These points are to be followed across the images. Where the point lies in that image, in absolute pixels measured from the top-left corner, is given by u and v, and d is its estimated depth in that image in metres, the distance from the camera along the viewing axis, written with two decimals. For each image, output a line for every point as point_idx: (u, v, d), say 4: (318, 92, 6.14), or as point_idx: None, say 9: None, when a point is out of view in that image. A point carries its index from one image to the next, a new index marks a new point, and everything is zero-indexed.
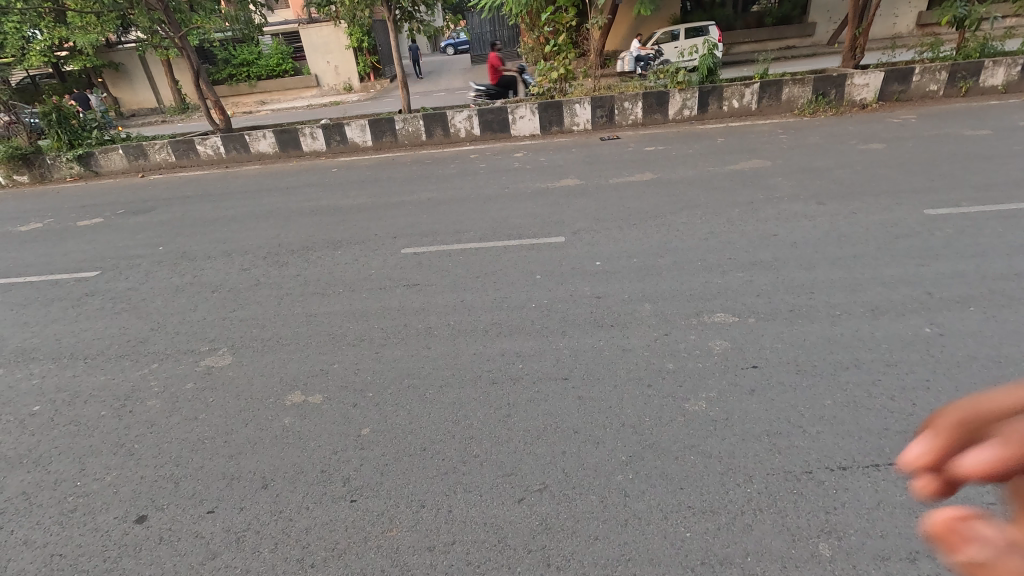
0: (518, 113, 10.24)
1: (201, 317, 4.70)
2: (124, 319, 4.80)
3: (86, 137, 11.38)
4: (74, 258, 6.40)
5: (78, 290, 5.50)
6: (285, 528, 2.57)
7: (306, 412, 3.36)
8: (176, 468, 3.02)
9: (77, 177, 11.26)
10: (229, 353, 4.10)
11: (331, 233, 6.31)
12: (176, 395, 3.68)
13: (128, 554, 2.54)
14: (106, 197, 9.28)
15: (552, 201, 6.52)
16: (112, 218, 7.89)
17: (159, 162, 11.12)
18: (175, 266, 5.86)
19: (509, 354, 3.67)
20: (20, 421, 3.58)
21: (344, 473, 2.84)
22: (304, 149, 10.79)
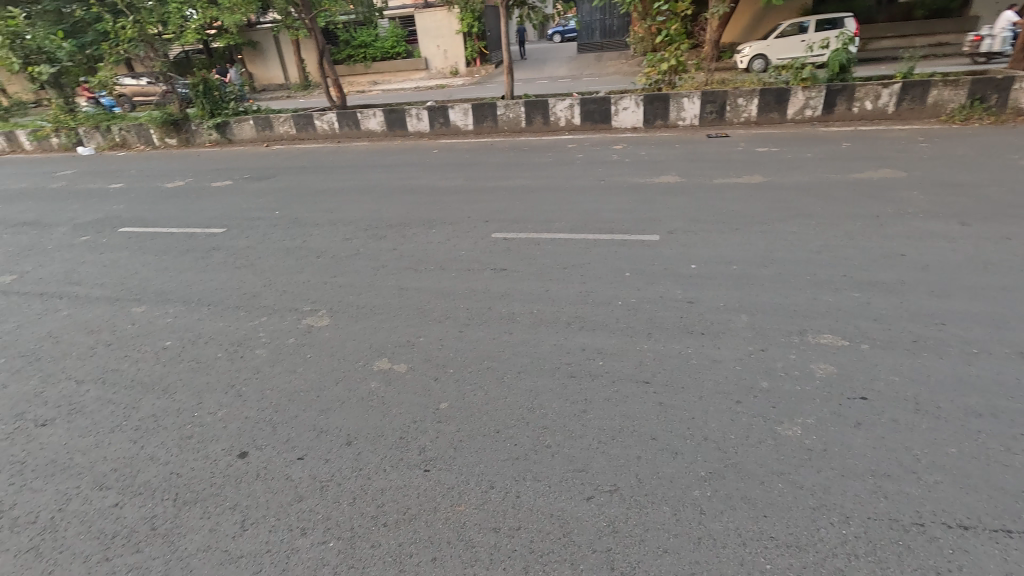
0: (622, 104, 9.94)
1: (306, 279, 5.10)
2: (243, 273, 5.34)
3: (225, 107, 12.71)
4: (206, 215, 7.22)
5: (207, 243, 6.21)
6: (363, 486, 2.73)
7: (390, 379, 3.54)
8: (275, 414, 3.32)
9: (215, 142, 12.66)
10: (327, 315, 4.42)
11: (426, 212, 6.56)
12: (279, 347, 4.03)
13: (230, 483, 2.84)
14: (236, 162, 10.35)
15: (648, 198, 6.29)
16: (240, 182, 8.79)
17: (282, 134, 12.15)
18: (288, 230, 6.41)
19: (589, 349, 3.61)
20: (155, 352, 4.12)
21: (421, 442, 2.96)
22: (409, 129, 11.25)
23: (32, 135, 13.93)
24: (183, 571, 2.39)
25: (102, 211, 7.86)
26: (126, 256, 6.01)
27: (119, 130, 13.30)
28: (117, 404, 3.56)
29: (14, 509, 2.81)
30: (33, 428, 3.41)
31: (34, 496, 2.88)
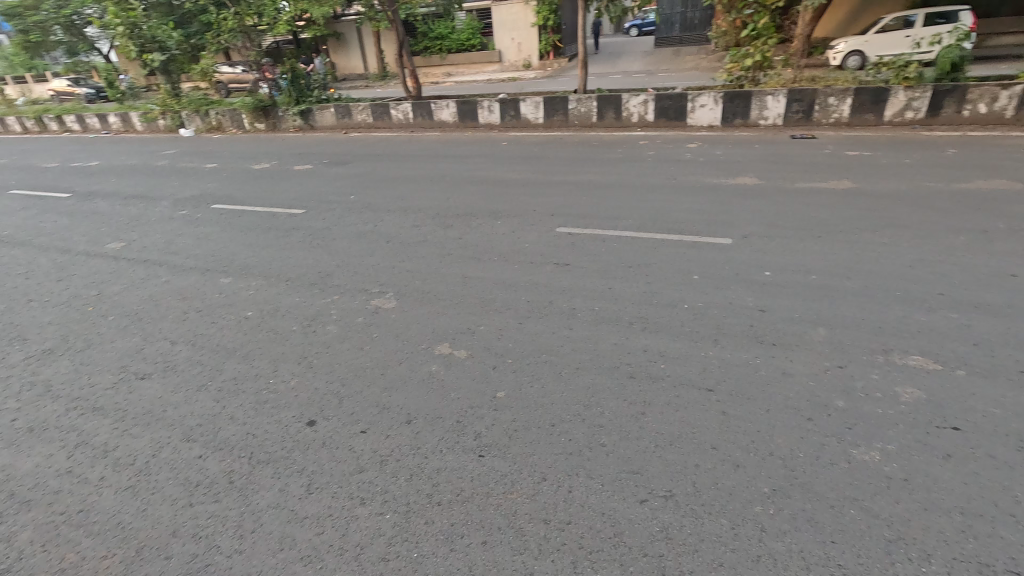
0: (699, 101, 9.58)
1: (376, 261, 5.31)
2: (319, 253, 5.65)
3: (310, 95, 13.42)
4: (288, 196, 7.68)
5: (288, 223, 6.61)
6: (420, 464, 2.83)
7: (450, 364, 3.63)
8: (341, 387, 3.50)
9: (298, 128, 13.42)
10: (393, 298, 4.59)
11: (493, 203, 6.63)
12: (348, 325, 4.24)
13: (299, 447, 3.03)
14: (317, 147, 10.92)
15: (723, 199, 6.04)
16: (320, 166, 9.27)
17: (360, 122, 12.68)
18: (361, 214, 6.70)
19: (651, 351, 3.53)
20: (239, 321, 4.45)
21: (477, 428, 3.03)
22: (480, 121, 11.41)
23: (142, 117, 15.36)
24: (255, 524, 2.58)
25: (198, 188, 8.56)
26: (217, 231, 6.52)
27: (216, 114, 14.39)
28: (204, 366, 3.88)
29: (115, 451, 3.14)
30: (133, 380, 3.79)
31: (133, 441, 3.21)
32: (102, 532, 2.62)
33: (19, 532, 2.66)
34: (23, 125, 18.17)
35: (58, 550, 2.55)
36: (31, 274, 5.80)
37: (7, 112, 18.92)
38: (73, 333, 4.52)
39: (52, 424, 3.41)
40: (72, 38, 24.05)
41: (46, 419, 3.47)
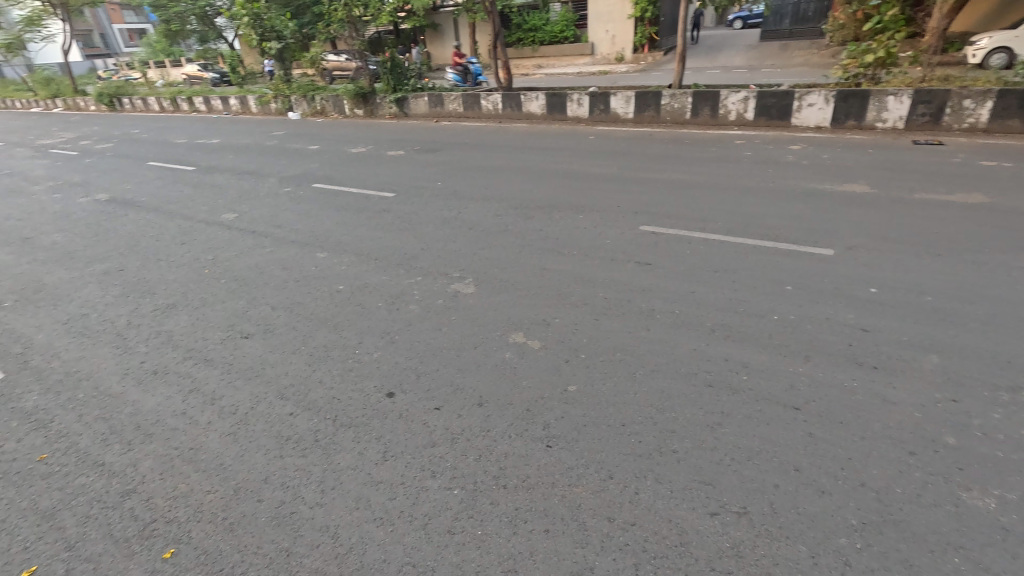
0: (807, 100, 8.89)
1: (458, 247, 5.48)
2: (405, 235, 5.91)
3: (406, 84, 14.00)
4: (380, 180, 8.10)
5: (379, 205, 6.96)
6: (488, 446, 2.91)
7: (524, 353, 3.68)
8: (419, 364, 3.66)
9: (393, 115, 14.06)
10: (473, 284, 4.71)
11: (576, 197, 6.59)
12: (429, 306, 4.41)
13: (378, 416, 3.22)
14: (410, 134, 11.38)
15: (826, 207, 5.59)
16: (411, 153, 9.67)
17: (451, 111, 13.04)
18: (447, 200, 6.92)
19: (733, 361, 3.37)
20: (330, 293, 4.78)
21: (546, 419, 3.05)
22: (568, 113, 11.34)
23: (258, 100, 16.78)
24: (335, 481, 2.78)
25: (302, 168, 9.24)
26: (317, 209, 7.01)
27: (321, 100, 15.41)
28: (299, 331, 4.22)
29: (222, 399, 3.51)
30: (239, 338, 4.20)
31: (236, 393, 3.56)
32: (208, 468, 2.95)
33: (142, 459, 3.05)
34: (160, 104, 20.48)
35: (172, 479, 2.90)
36: (162, 237, 6.56)
37: (149, 93, 21.42)
38: (192, 291, 5.08)
39: (172, 370, 3.87)
40: (204, 27, 26.70)
41: (168, 364, 3.94)
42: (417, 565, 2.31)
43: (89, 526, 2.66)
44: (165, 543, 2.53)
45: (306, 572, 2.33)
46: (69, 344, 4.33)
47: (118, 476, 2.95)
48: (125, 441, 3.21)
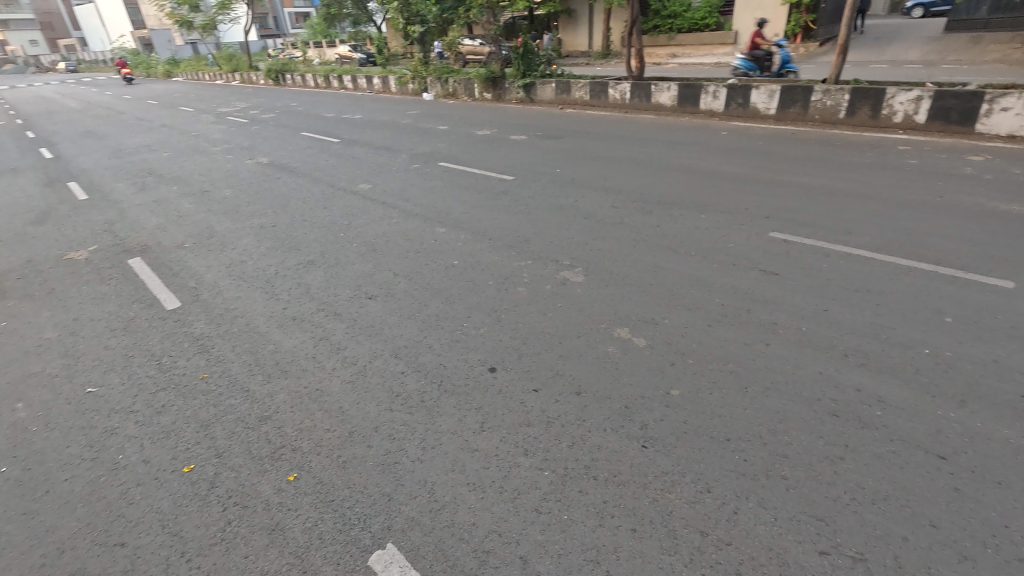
0: (1001, 103, 7.52)
1: (570, 235, 5.48)
2: (520, 218, 6.03)
3: (535, 70, 14.14)
4: (502, 163, 8.32)
5: (498, 187, 7.17)
6: (581, 436, 2.92)
7: (628, 349, 3.60)
8: (522, 345, 3.74)
9: (519, 100, 14.31)
10: (582, 273, 4.69)
11: (700, 195, 6.25)
12: (537, 290, 4.48)
13: (479, 389, 3.36)
14: (533, 120, 11.52)
15: (1010, 231, 4.72)
16: (533, 138, 9.80)
17: (576, 99, 12.97)
18: (564, 188, 6.93)
19: (866, 392, 3.01)
20: (445, 267, 5.04)
21: (644, 419, 2.98)
22: (700, 106, 10.72)
23: (398, 81, 17.99)
24: (434, 442, 2.97)
25: (431, 146, 9.78)
26: (441, 186, 7.40)
27: (453, 82, 16.11)
28: (415, 299, 4.51)
29: (345, 351, 3.88)
30: (364, 298, 4.61)
31: (357, 347, 3.92)
32: (329, 409, 3.30)
33: (278, 392, 3.50)
34: (315, 81, 22.77)
35: (299, 414, 3.29)
36: (308, 200, 7.36)
37: (308, 70, 23.91)
38: (328, 251, 5.65)
39: (307, 318, 4.36)
40: (358, 11, 29.07)
41: (304, 314, 4.44)
42: (502, 535, 2.41)
43: (234, 440, 3.11)
44: (290, 467, 2.89)
45: (403, 519, 2.53)
46: (230, 284, 5.05)
47: (258, 403, 3.41)
48: (266, 374, 3.69)
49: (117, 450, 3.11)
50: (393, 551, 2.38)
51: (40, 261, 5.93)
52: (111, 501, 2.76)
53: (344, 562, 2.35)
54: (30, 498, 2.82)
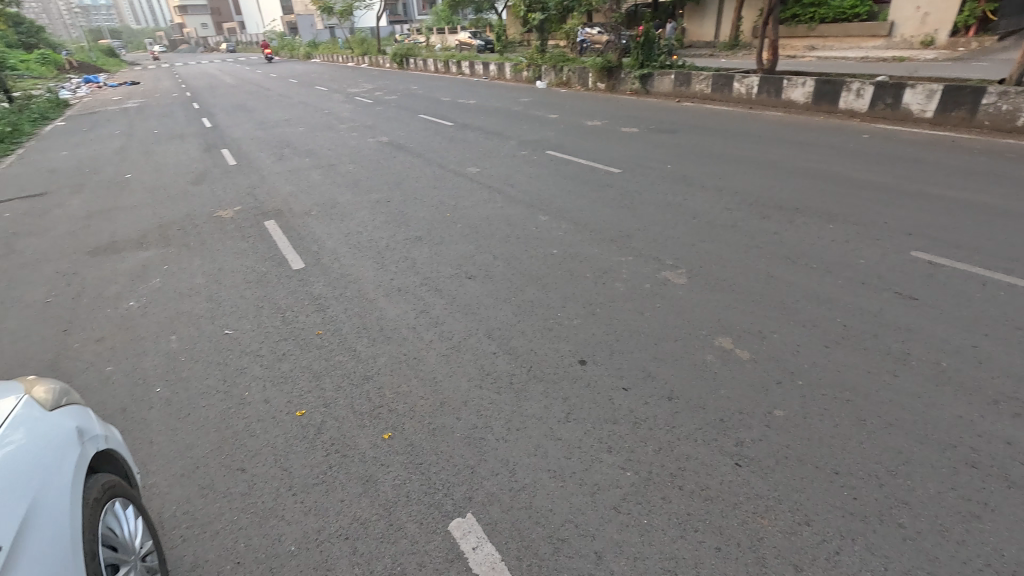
0: None
1: (676, 234, 5.25)
2: (624, 213, 5.89)
3: (654, 60, 13.64)
4: (610, 155, 8.15)
5: (604, 179, 7.04)
6: (669, 441, 2.82)
7: (729, 360, 3.40)
8: (615, 342, 3.68)
9: (634, 91, 13.91)
10: (685, 275, 4.49)
11: (829, 203, 5.68)
12: (636, 287, 4.36)
13: (567, 379, 3.36)
14: (647, 112, 11.13)
15: None
16: (645, 131, 9.48)
17: (696, 92, 12.33)
18: (674, 185, 6.64)
19: (1017, 447, 2.59)
20: (544, 255, 5.07)
21: (741, 435, 2.81)
22: (838, 105, 9.71)
23: (513, 68, 18.25)
24: (520, 424, 3.03)
25: (540, 134, 9.83)
26: (546, 174, 7.43)
27: (568, 71, 16.01)
28: (512, 283, 4.60)
29: (442, 325, 4.07)
30: (464, 277, 4.78)
31: (454, 323, 4.09)
32: (424, 378, 3.49)
33: (380, 355, 3.76)
34: (435, 66, 23.77)
35: (397, 378, 3.51)
36: (420, 179, 7.75)
37: (429, 56, 25.02)
38: (435, 229, 5.92)
39: (411, 290, 4.62)
40: None
41: (408, 286, 4.71)
42: (579, 526, 2.41)
43: (339, 394, 3.40)
44: (385, 426, 3.10)
45: (484, 493, 2.62)
46: (346, 252, 5.49)
47: (362, 363, 3.69)
48: (371, 338, 3.98)
49: (244, 387, 3.53)
50: (472, 522, 2.47)
51: (195, 216, 6.83)
52: (237, 431, 3.14)
53: (427, 523, 2.49)
54: (176, 418, 3.29)
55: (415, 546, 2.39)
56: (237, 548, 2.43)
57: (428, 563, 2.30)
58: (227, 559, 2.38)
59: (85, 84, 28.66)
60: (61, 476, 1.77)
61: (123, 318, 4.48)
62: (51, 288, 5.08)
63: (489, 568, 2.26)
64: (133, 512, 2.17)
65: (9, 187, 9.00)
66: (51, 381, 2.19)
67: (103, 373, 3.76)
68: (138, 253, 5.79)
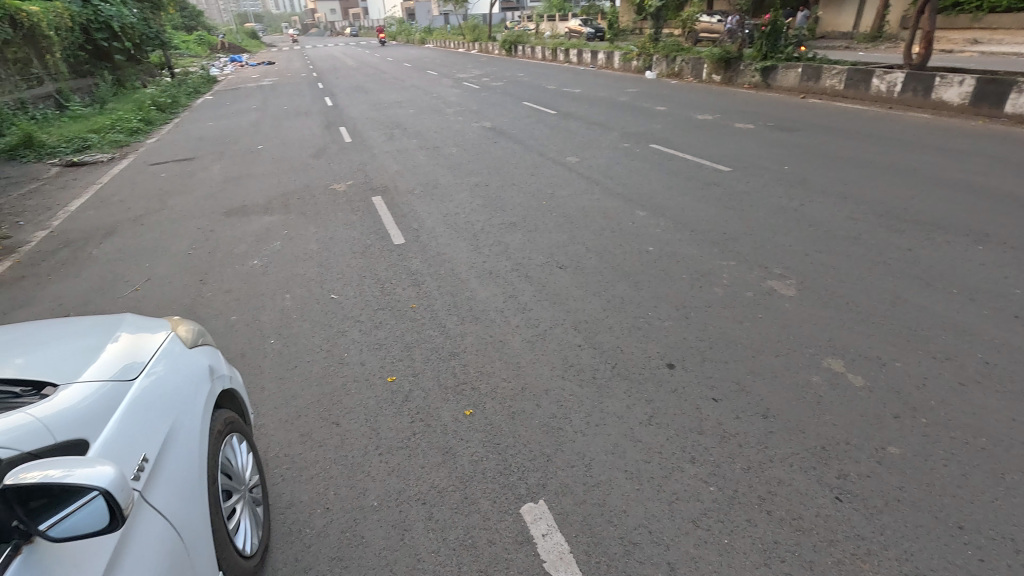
0: None
1: (787, 241, 4.85)
2: (730, 214, 5.54)
3: (780, 52, 12.62)
4: (719, 152, 7.69)
5: (711, 177, 6.67)
6: (760, 462, 2.63)
7: (838, 384, 3.10)
8: (708, 349, 3.49)
9: (752, 85, 12.99)
10: (794, 287, 4.14)
11: (981, 221, 4.94)
12: (736, 294, 4.10)
13: (653, 381, 3.24)
14: (766, 108, 10.35)
15: None
16: (761, 128, 8.82)
17: (825, 88, 11.25)
18: (790, 188, 6.12)
19: None
20: (639, 251, 4.91)
21: (844, 468, 2.56)
22: (1004, 109, 8.39)
23: (623, 57, 17.76)
24: (599, 421, 2.98)
25: (645, 126, 9.50)
26: (648, 168, 7.18)
27: (681, 61, 15.28)
28: (603, 277, 4.51)
29: (529, 312, 4.10)
30: (554, 267, 4.77)
31: (541, 311, 4.11)
32: (508, 362, 3.54)
33: (468, 334, 3.88)
34: (543, 53, 23.72)
35: (482, 359, 3.60)
36: (519, 166, 7.82)
37: (538, 43, 25.03)
38: (530, 216, 5.96)
39: (502, 274, 4.70)
40: None
41: (500, 270, 4.79)
42: (653, 534, 2.33)
43: (428, 367, 3.55)
44: (467, 403, 3.20)
45: (557, 483, 2.62)
46: (443, 232, 5.70)
47: (451, 340, 3.82)
48: (461, 317, 4.11)
49: (344, 349, 3.80)
50: (544, 509, 2.49)
51: (313, 187, 7.43)
52: (334, 388, 3.40)
53: (500, 502, 2.55)
54: (284, 369, 3.62)
55: (487, 522, 2.45)
56: (327, 494, 2.65)
57: (498, 541, 2.36)
58: (318, 503, 2.60)
59: (231, 63, 32.10)
60: (194, 407, 2.01)
61: (248, 274, 5.01)
62: (193, 242, 5.79)
63: (556, 558, 2.26)
64: (246, 448, 2.42)
65: (167, 151, 10.35)
66: (190, 322, 2.49)
67: (229, 321, 4.23)
68: (264, 217, 6.42)
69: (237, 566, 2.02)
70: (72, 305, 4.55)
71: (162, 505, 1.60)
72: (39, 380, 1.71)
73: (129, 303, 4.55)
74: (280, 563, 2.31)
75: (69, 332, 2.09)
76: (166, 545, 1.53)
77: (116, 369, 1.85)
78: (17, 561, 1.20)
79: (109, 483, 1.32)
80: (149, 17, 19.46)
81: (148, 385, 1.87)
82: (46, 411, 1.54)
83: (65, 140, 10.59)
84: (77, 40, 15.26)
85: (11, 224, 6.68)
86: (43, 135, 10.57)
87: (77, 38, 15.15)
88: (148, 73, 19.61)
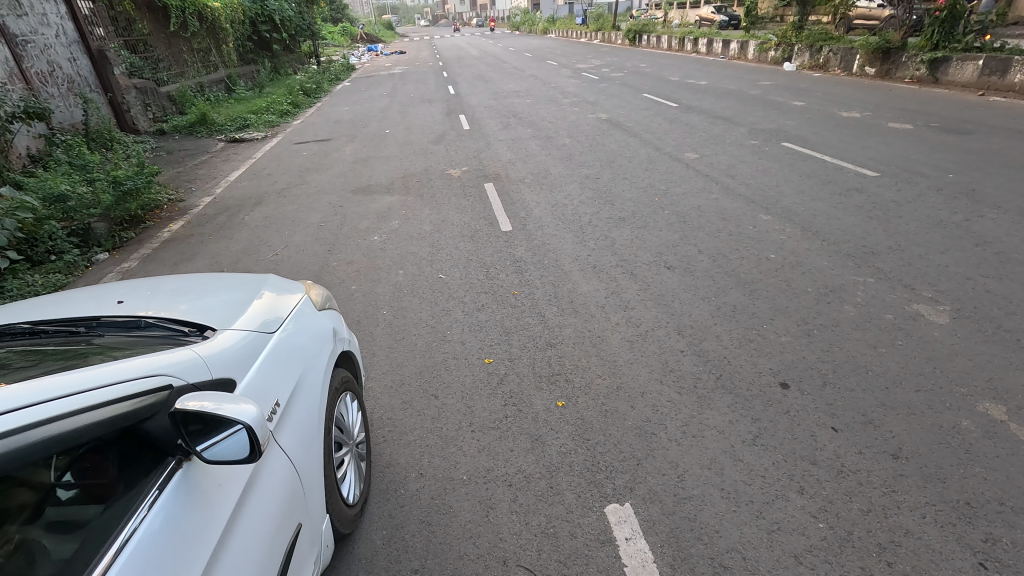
0: None
1: (943, 260, 4.22)
2: (873, 225, 4.93)
3: (956, 41, 10.92)
4: (866, 154, 6.84)
5: (852, 182, 5.96)
6: (884, 507, 2.34)
7: (994, 432, 2.65)
8: (831, 373, 3.15)
9: (916, 79, 11.39)
10: (947, 314, 3.59)
11: None
12: (872, 315, 3.65)
13: (762, 399, 3.00)
14: (930, 106, 9.01)
15: None
16: (921, 128, 7.72)
17: (1013, 84, 9.56)
18: (954, 200, 5.27)
19: None
20: (759, 258, 4.55)
21: (992, 532, 2.20)
22: None
23: (759, 47, 16.44)
24: (698, 431, 2.84)
25: (778, 122, 8.73)
26: (778, 169, 6.61)
27: (828, 52, 13.78)
28: (715, 282, 4.25)
29: (630, 311, 3.99)
30: (662, 266, 4.59)
31: (644, 311, 3.97)
32: (605, 359, 3.49)
33: (566, 326, 3.87)
34: (670, 43, 22.59)
35: (578, 352, 3.58)
36: (633, 159, 7.59)
37: (665, 33, 23.88)
38: (640, 212, 5.76)
39: (606, 269, 4.62)
40: None
41: (605, 265, 4.71)
42: (747, 560, 2.18)
43: (524, 353, 3.62)
44: (560, 395, 3.20)
45: (646, 489, 2.54)
46: (550, 221, 5.74)
47: (549, 330, 3.85)
48: (561, 308, 4.11)
49: (447, 327, 3.99)
50: (630, 512, 2.43)
51: (431, 171, 7.84)
52: (436, 362, 3.59)
53: (585, 497, 2.53)
54: (393, 339, 3.89)
55: (570, 515, 2.44)
56: (422, 461, 2.80)
57: (580, 536, 2.35)
58: (413, 468, 2.77)
59: (368, 52, 34.67)
60: (318, 364, 2.24)
61: (369, 249, 5.43)
62: (324, 215, 6.41)
63: (638, 564, 2.20)
64: (356, 406, 2.64)
65: (309, 131, 11.47)
66: (320, 286, 2.75)
67: (350, 289, 4.64)
68: (386, 196, 6.91)
69: (341, 512, 2.23)
70: (226, 262, 5.26)
71: (287, 447, 1.80)
72: (202, 324, 1.99)
73: (270, 265, 5.16)
74: (376, 516, 2.50)
75: (225, 285, 2.41)
76: (288, 483, 1.73)
77: (259, 322, 2.10)
78: (177, 475, 1.42)
79: (252, 421, 1.46)
80: (304, 10, 21.59)
81: (283, 339, 2.10)
82: (207, 350, 1.79)
83: (230, 119, 12.17)
84: (246, 31, 17.38)
85: (186, 189, 7.85)
86: (215, 114, 12.24)
87: (246, 30, 17.29)
88: (299, 61, 21.85)
